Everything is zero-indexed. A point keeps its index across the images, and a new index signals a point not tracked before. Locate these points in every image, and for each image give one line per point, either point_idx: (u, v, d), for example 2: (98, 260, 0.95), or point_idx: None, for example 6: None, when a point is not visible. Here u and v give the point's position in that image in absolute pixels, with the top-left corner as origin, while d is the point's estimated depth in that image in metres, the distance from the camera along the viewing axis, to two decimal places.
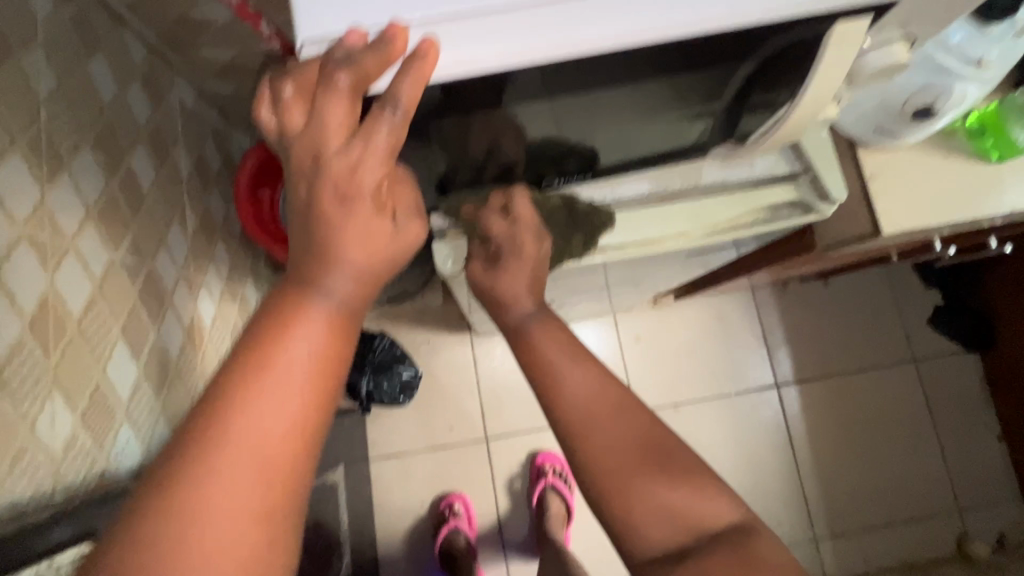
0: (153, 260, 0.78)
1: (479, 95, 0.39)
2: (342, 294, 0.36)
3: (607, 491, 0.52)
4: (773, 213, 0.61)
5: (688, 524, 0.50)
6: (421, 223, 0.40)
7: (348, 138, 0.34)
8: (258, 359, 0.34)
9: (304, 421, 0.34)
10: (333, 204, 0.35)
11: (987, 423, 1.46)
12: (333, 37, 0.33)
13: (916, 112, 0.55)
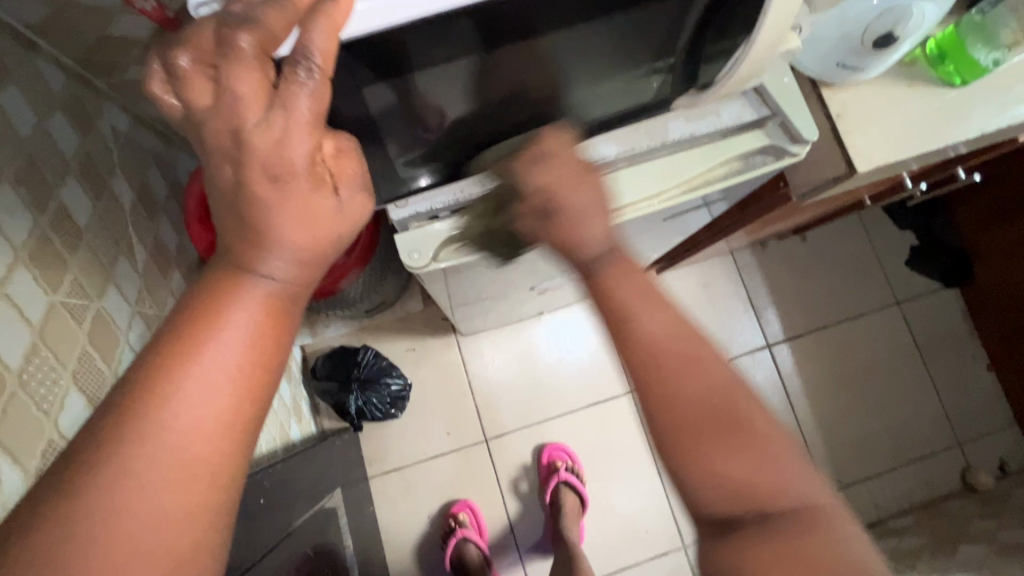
0: (101, 298, 0.72)
1: (396, 47, 0.37)
2: (281, 277, 0.36)
3: (674, 435, 0.42)
4: (744, 164, 0.58)
5: (755, 496, 0.41)
6: (366, 195, 0.39)
7: (269, 107, 0.32)
8: (197, 336, 0.35)
9: (239, 401, 0.36)
10: (264, 184, 0.34)
11: (975, 355, 1.47)
12: None
13: (876, 40, 0.53)
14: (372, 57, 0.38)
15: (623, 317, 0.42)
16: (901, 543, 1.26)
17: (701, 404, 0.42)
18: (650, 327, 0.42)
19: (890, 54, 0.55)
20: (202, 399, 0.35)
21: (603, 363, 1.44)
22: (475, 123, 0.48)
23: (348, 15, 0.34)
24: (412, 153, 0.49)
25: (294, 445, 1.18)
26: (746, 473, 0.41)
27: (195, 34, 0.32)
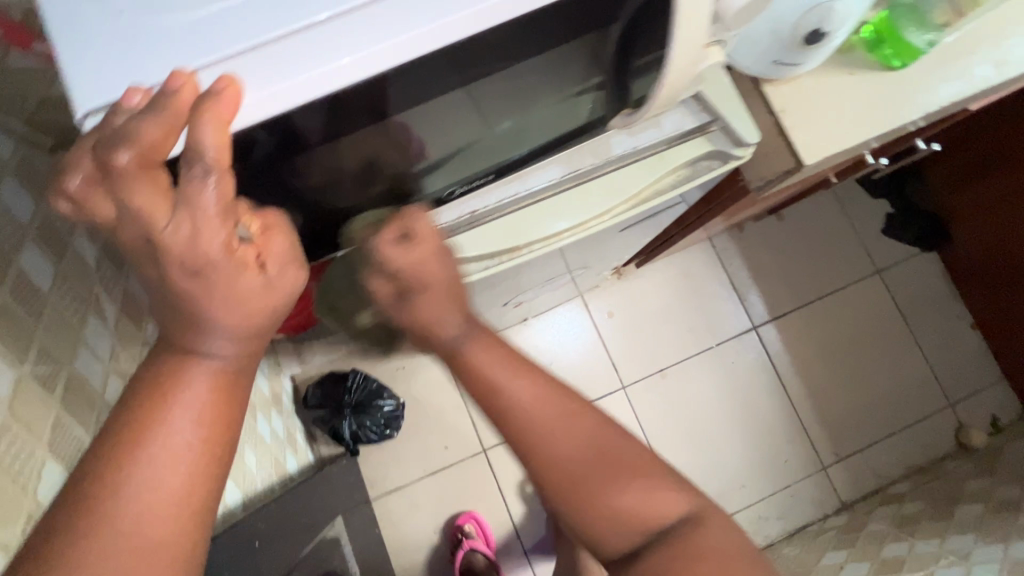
0: (72, 361, 0.72)
1: (290, 131, 0.37)
2: (224, 355, 0.38)
3: (564, 494, 0.48)
4: (692, 171, 0.58)
5: (650, 525, 0.48)
6: (300, 266, 0.39)
7: (174, 211, 0.31)
8: (148, 421, 0.37)
9: (192, 477, 0.38)
10: (186, 280, 0.33)
11: (958, 315, 1.49)
12: (111, 101, 0.33)
13: (807, 35, 0.53)
14: (271, 143, 0.37)
15: (495, 391, 0.49)
16: (900, 509, 1.27)
17: (577, 455, 0.48)
18: (517, 395, 0.48)
19: (826, 45, 0.55)
20: (157, 478, 0.37)
21: (593, 363, 1.44)
22: (405, 168, 0.48)
23: (235, 105, 0.31)
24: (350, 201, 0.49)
25: (292, 478, 1.18)
26: (639, 506, 0.48)
27: (99, 135, 0.31)
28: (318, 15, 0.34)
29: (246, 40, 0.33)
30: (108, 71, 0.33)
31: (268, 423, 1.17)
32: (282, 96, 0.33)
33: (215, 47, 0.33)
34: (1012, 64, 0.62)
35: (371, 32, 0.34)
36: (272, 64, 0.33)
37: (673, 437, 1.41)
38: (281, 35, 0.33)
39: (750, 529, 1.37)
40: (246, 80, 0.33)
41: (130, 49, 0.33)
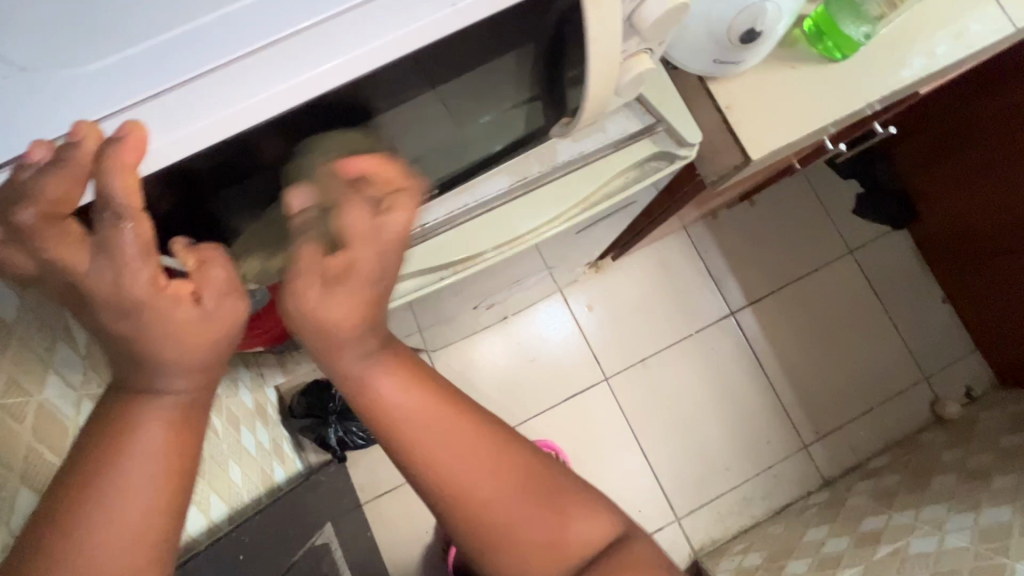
0: (41, 391, 0.71)
1: (214, 160, 0.38)
2: (179, 390, 0.38)
3: (477, 533, 0.42)
4: (640, 172, 0.59)
5: (575, 554, 0.43)
6: (239, 297, 0.38)
7: (93, 255, 0.32)
8: (100, 467, 0.35)
9: (151, 521, 0.36)
10: (118, 320, 0.34)
11: (930, 290, 1.52)
12: (13, 156, 0.32)
13: (741, 37, 0.54)
14: (196, 171, 0.38)
15: (391, 418, 0.42)
16: (879, 482, 1.30)
17: (496, 484, 0.42)
18: (416, 424, 0.41)
19: (761, 47, 0.57)
20: (114, 524, 0.35)
21: (575, 357, 1.44)
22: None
23: (142, 152, 0.32)
24: (293, 226, 0.48)
25: (280, 488, 1.19)
26: (560, 536, 0.42)
27: (19, 186, 0.31)
28: (226, 54, 0.33)
29: (149, 85, 0.32)
30: (11, 124, 0.32)
31: (253, 435, 1.17)
32: (197, 135, 0.33)
33: (119, 95, 0.32)
34: (947, 53, 0.64)
35: (282, 67, 0.33)
36: (183, 106, 0.33)
37: (656, 425, 1.43)
38: (186, 77, 0.32)
39: (736, 511, 1.40)
40: (154, 126, 0.32)
41: (32, 98, 0.32)
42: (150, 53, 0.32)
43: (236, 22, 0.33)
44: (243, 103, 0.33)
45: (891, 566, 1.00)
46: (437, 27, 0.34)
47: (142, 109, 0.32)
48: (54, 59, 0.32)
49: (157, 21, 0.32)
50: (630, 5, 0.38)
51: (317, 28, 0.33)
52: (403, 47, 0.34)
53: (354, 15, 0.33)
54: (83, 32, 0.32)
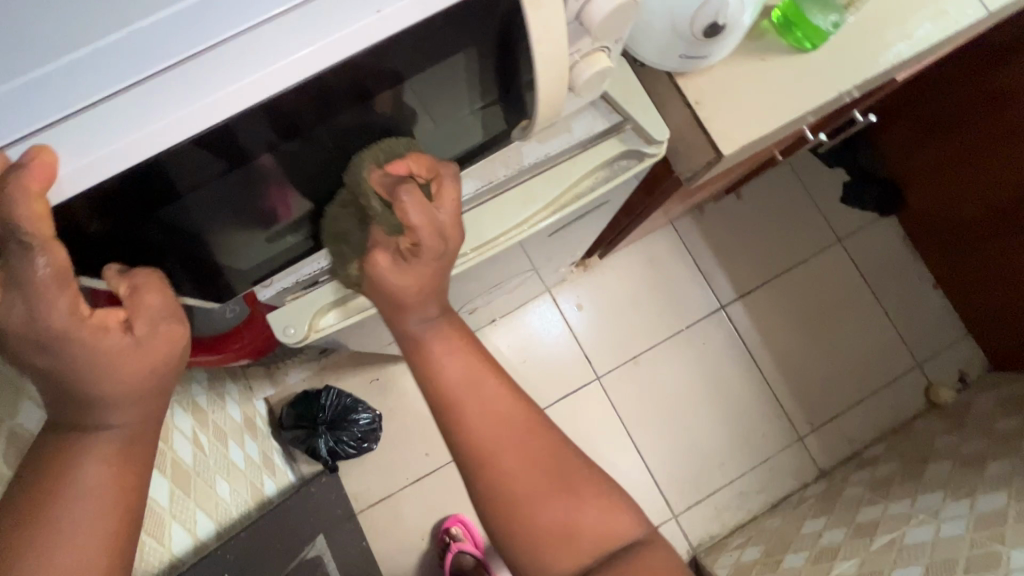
0: (15, 415, 0.68)
1: (174, 188, 0.36)
2: (122, 423, 0.40)
3: (508, 514, 0.49)
4: (609, 171, 0.58)
5: (595, 542, 0.49)
6: (178, 322, 0.40)
7: (7, 288, 0.33)
8: (47, 498, 0.38)
9: (106, 540, 0.39)
10: (41, 349, 0.35)
11: (920, 277, 1.51)
12: None
13: (704, 31, 0.53)
14: (120, 197, 0.35)
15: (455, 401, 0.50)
16: (874, 472, 1.29)
17: (533, 472, 0.49)
18: (476, 411, 0.50)
19: (725, 41, 0.56)
20: (66, 547, 0.37)
21: (567, 357, 1.43)
22: (314, 197, 0.48)
23: (51, 176, 0.30)
24: (249, 238, 0.47)
25: (270, 501, 1.17)
26: (584, 525, 0.49)
27: None
28: (157, 64, 0.31)
29: (65, 104, 0.31)
30: None
31: (241, 448, 1.16)
32: (119, 157, 0.31)
33: (27, 118, 0.30)
34: (918, 41, 0.63)
35: (209, 79, 0.31)
36: (101, 125, 0.31)
37: (651, 422, 1.42)
38: (105, 95, 0.31)
39: (733, 505, 1.39)
40: (65, 150, 0.31)
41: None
42: (65, 70, 0.31)
43: (157, 36, 0.31)
44: (165, 119, 0.31)
45: (888, 557, 0.99)
46: (364, 34, 0.32)
47: (58, 129, 0.31)
48: None
49: (70, 36, 0.30)
50: (575, 6, 0.37)
51: (242, 40, 0.32)
52: (337, 54, 0.32)
53: (290, 20, 0.32)
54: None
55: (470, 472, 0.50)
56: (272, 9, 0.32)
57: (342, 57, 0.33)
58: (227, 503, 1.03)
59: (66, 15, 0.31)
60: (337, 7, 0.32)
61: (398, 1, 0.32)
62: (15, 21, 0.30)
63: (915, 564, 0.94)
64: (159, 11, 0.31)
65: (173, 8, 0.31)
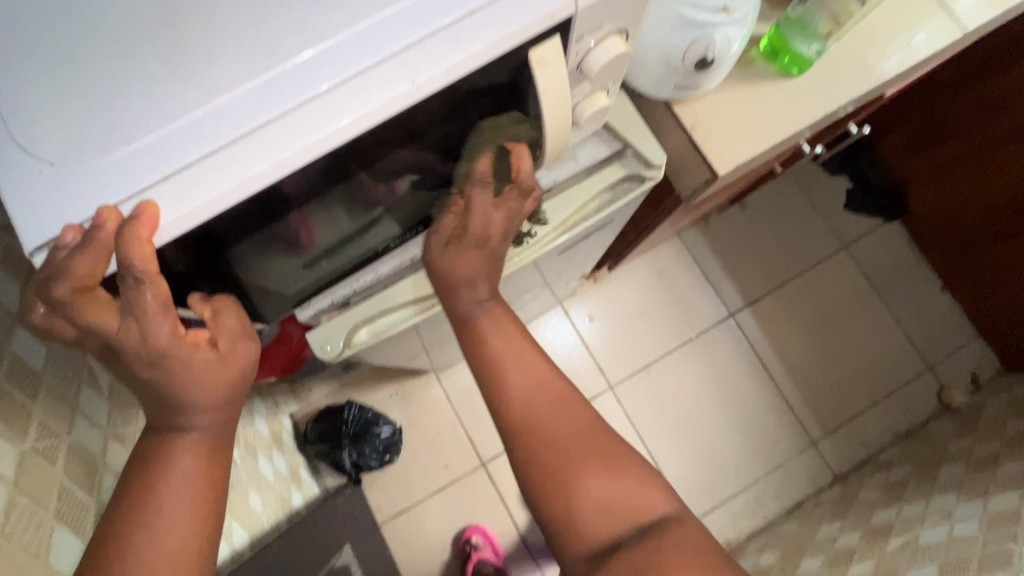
0: (71, 432, 0.77)
1: (209, 232, 0.39)
2: (205, 425, 0.45)
3: (546, 483, 0.53)
4: (613, 194, 0.63)
5: (628, 512, 0.52)
6: (247, 338, 0.46)
7: (122, 315, 0.39)
8: (147, 490, 0.44)
9: (197, 526, 0.44)
10: (145, 366, 0.41)
11: (927, 280, 1.53)
12: (51, 241, 0.32)
13: (696, 64, 0.58)
14: (194, 240, 0.39)
15: (496, 373, 0.56)
16: (889, 475, 1.31)
17: (569, 442, 0.54)
18: (512, 383, 0.55)
19: (716, 71, 0.61)
20: (166, 531, 0.43)
21: (580, 367, 1.47)
22: (341, 228, 0.50)
23: (157, 226, 0.32)
24: (293, 268, 0.51)
25: (298, 512, 1.22)
26: (618, 496, 0.53)
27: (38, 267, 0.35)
28: (259, 117, 0.33)
29: (124, 187, 0.32)
30: (47, 201, 0.32)
31: (270, 462, 1.21)
32: (171, 229, 0.33)
33: (139, 175, 0.32)
34: (898, 63, 0.67)
35: (302, 127, 0.33)
36: (158, 202, 0.32)
37: (664, 430, 1.45)
38: (161, 176, 0.32)
39: (749, 510, 1.41)
40: (168, 204, 0.32)
41: (6, 207, 0.32)
42: (167, 138, 0.32)
43: (210, 118, 0.32)
44: (219, 194, 0.33)
45: (902, 559, 1.01)
46: (441, 77, 0.34)
47: (169, 182, 0.32)
48: (87, 147, 0.32)
49: (139, 122, 0.32)
50: (577, 58, 0.42)
51: (286, 116, 0.33)
52: (370, 121, 0.34)
53: (375, 69, 0.34)
54: (61, 137, 0.32)
55: (510, 441, 0.55)
56: (363, 59, 0.33)
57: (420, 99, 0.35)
58: (259, 515, 1.08)
59: (130, 105, 0.32)
60: (375, 80, 0.34)
61: (427, 72, 0.34)
62: (88, 113, 0.32)
63: (929, 564, 0.95)
64: (215, 96, 0.32)
65: (226, 93, 0.32)
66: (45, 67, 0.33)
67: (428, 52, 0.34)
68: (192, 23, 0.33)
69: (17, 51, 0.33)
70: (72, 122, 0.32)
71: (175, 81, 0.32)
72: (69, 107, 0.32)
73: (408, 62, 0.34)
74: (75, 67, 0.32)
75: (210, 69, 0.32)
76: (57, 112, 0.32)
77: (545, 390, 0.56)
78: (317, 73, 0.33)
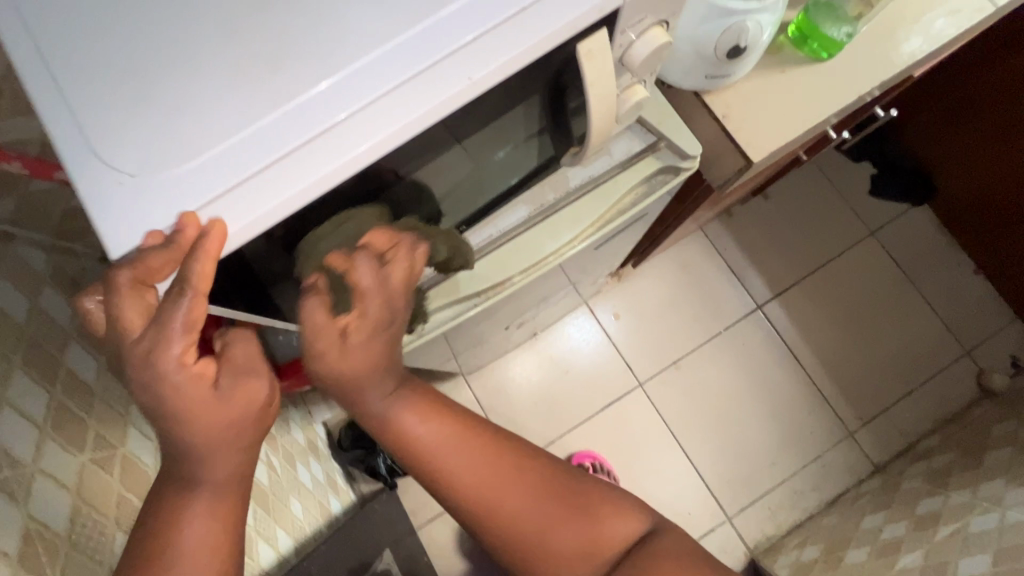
0: (125, 443, 0.79)
1: (274, 239, 0.40)
2: (220, 474, 0.43)
3: (523, 551, 0.53)
4: (648, 186, 0.63)
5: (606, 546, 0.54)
6: (260, 381, 0.43)
7: (147, 325, 0.37)
8: (165, 541, 0.42)
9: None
10: (143, 383, 0.38)
11: (960, 263, 1.50)
12: (134, 247, 0.33)
13: (728, 53, 0.58)
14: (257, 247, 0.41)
15: (437, 468, 0.53)
16: (931, 464, 1.27)
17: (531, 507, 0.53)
18: (455, 472, 0.53)
19: (747, 58, 0.61)
20: None
21: (608, 366, 1.46)
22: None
23: (223, 240, 0.34)
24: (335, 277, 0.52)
25: (338, 518, 1.24)
26: (592, 537, 0.54)
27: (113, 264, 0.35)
28: (327, 118, 0.34)
29: (201, 194, 0.33)
30: (129, 210, 0.33)
31: (307, 469, 1.22)
32: (246, 231, 0.34)
33: (216, 180, 0.33)
34: (929, 42, 0.67)
35: (369, 125, 0.34)
36: (233, 206, 0.33)
37: (696, 426, 1.44)
38: (236, 182, 0.33)
39: (787, 505, 1.39)
40: (247, 206, 0.34)
41: (89, 217, 0.33)
42: (241, 143, 0.33)
43: (279, 123, 0.33)
44: (293, 194, 0.34)
45: (953, 549, 0.99)
46: (500, 71, 0.36)
47: (245, 186, 0.33)
48: (164, 156, 0.33)
49: (213, 130, 0.33)
50: (620, 50, 0.43)
51: (354, 116, 0.34)
52: (432, 117, 0.35)
53: (436, 67, 0.35)
54: (138, 149, 0.33)
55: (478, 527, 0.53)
56: (422, 59, 0.35)
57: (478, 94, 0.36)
58: (301, 521, 1.10)
59: (203, 115, 0.33)
60: (435, 79, 0.35)
61: (485, 69, 0.35)
62: (164, 124, 0.33)
63: (983, 553, 0.93)
64: (282, 102, 0.33)
65: (295, 97, 0.34)
66: (116, 82, 0.34)
67: (486, 48, 0.35)
68: (257, 35, 0.34)
69: (91, 73, 0.34)
70: (150, 134, 0.33)
71: (243, 90, 0.33)
72: (144, 119, 0.33)
73: (466, 59, 0.35)
74: (146, 84, 0.34)
75: (279, 76, 0.34)
76: (133, 126, 0.33)
77: (484, 461, 0.53)
78: (380, 73, 0.34)
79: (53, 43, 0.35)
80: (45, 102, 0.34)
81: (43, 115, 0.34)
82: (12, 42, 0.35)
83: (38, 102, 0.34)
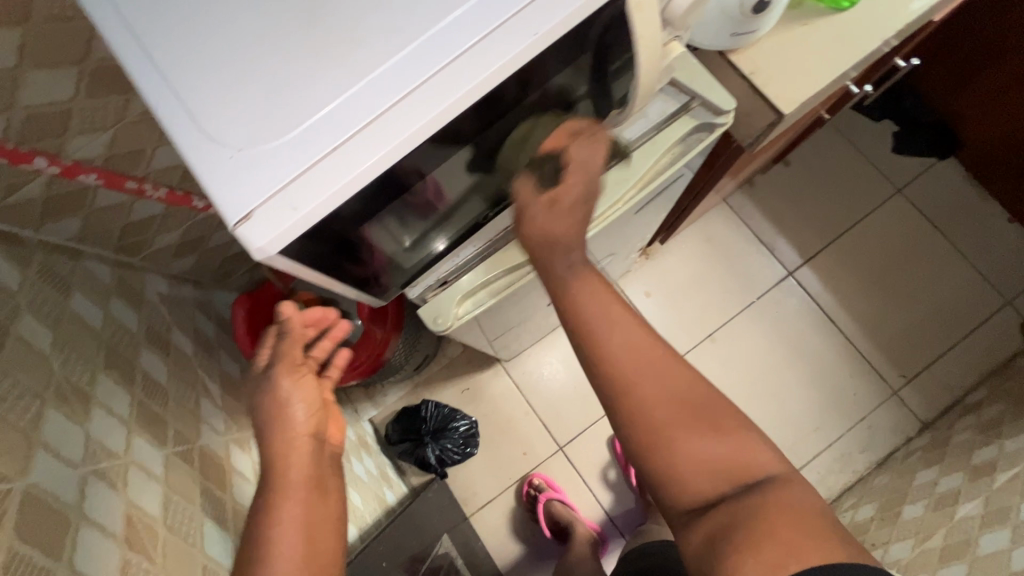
0: (199, 438, 0.84)
1: (356, 210, 0.43)
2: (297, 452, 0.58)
3: (650, 432, 0.52)
4: (685, 145, 0.66)
5: (735, 468, 0.51)
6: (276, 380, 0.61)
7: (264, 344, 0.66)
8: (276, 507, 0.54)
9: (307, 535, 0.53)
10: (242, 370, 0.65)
11: (993, 213, 1.49)
12: (251, 209, 0.37)
13: (754, 9, 0.61)
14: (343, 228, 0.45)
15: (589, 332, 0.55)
16: (982, 415, 1.25)
17: (672, 390, 0.53)
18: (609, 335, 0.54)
19: (772, 12, 0.63)
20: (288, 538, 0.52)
21: None
22: (401, 238, 0.54)
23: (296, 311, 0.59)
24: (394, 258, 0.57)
25: (394, 508, 1.29)
26: (716, 454, 0.51)
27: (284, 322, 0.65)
28: (409, 82, 0.38)
29: (303, 160, 0.37)
30: (242, 181, 0.37)
31: (361, 463, 1.26)
32: (345, 189, 0.38)
33: (316, 144, 0.37)
34: None
35: (445, 84, 0.38)
36: (333, 168, 0.37)
37: (736, 397, 1.44)
38: (333, 146, 0.37)
39: (836, 468, 1.38)
40: (345, 165, 0.37)
41: (211, 192, 0.37)
42: (335, 113, 0.38)
43: (366, 92, 0.38)
44: (385, 152, 0.38)
45: (1014, 493, 0.97)
46: (558, 25, 0.40)
47: (342, 149, 0.38)
48: (270, 130, 0.38)
49: (311, 104, 0.38)
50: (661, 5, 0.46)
51: (431, 78, 0.38)
52: (500, 76, 0.40)
53: (501, 32, 0.39)
54: (245, 129, 0.38)
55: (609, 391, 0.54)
56: (487, 23, 0.39)
57: (538, 51, 0.40)
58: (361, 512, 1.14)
59: (300, 92, 0.38)
60: (500, 39, 0.39)
61: (544, 26, 0.39)
62: (267, 104, 0.38)
63: None
64: (367, 74, 0.38)
65: (378, 67, 0.38)
66: (221, 73, 0.39)
67: (543, 8, 0.39)
68: (334, 21, 0.39)
69: (196, 71, 0.39)
70: (256, 113, 0.38)
71: (333, 66, 0.38)
72: (250, 102, 0.38)
73: (526, 21, 0.39)
74: (246, 73, 0.39)
75: (363, 52, 0.39)
76: (240, 111, 0.38)
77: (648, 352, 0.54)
78: (449, 39, 0.39)
79: (162, 48, 0.40)
80: (160, 101, 0.39)
81: (158, 111, 0.39)
82: (124, 51, 0.40)
83: (155, 99, 0.39)
